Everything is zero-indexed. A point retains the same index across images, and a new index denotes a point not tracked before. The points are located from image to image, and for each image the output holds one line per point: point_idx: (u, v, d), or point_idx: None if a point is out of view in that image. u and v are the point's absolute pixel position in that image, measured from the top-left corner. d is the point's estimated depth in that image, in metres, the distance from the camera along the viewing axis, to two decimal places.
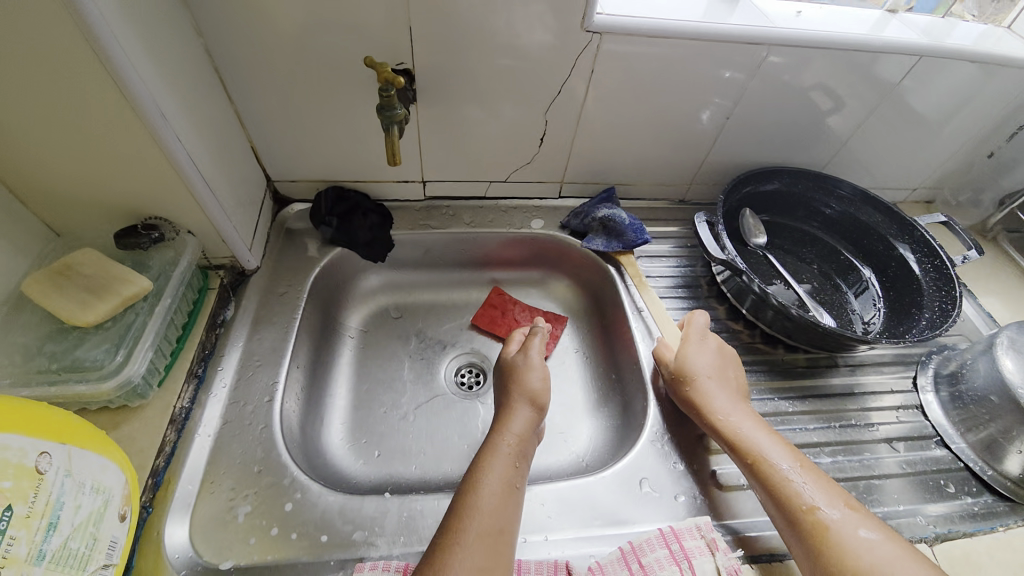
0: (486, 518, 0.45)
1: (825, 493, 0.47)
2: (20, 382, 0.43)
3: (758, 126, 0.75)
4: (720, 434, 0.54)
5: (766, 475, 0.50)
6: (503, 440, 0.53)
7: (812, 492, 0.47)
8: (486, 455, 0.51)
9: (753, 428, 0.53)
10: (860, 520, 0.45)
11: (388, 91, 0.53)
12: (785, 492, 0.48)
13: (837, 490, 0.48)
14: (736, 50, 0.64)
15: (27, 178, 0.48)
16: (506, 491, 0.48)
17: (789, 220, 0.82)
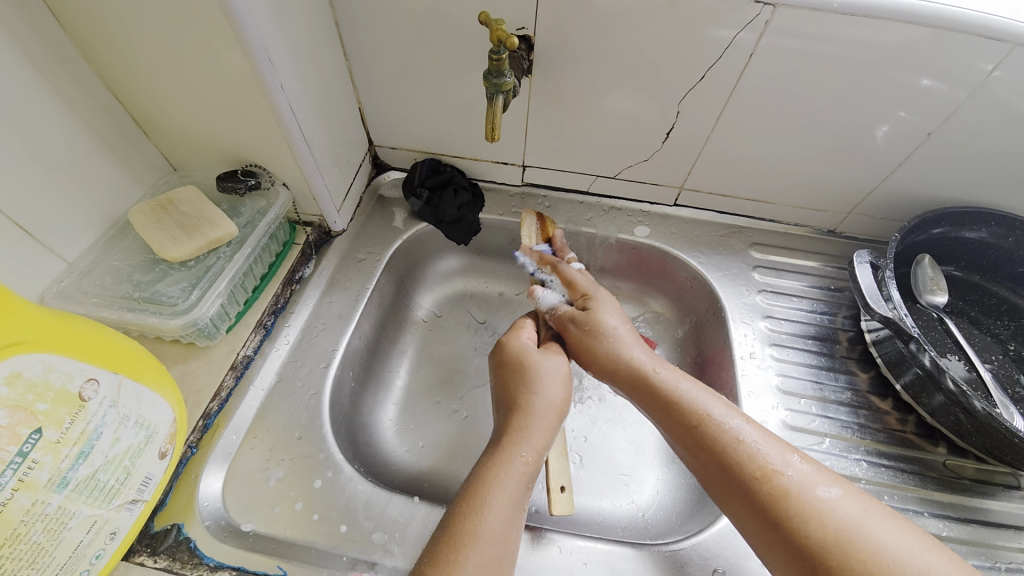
0: (489, 550, 0.35)
1: (831, 486, 0.37)
2: (104, 304, 0.44)
3: (968, 155, 0.56)
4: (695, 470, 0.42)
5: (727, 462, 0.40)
6: (521, 449, 0.41)
7: (823, 497, 0.36)
8: (496, 472, 0.39)
9: (697, 390, 0.45)
10: (900, 531, 0.34)
11: (499, 54, 0.45)
12: (817, 537, 0.34)
13: (851, 488, 0.37)
14: (965, 42, 0.47)
15: (151, 111, 0.50)
16: (511, 517, 0.37)
17: (985, 281, 0.62)
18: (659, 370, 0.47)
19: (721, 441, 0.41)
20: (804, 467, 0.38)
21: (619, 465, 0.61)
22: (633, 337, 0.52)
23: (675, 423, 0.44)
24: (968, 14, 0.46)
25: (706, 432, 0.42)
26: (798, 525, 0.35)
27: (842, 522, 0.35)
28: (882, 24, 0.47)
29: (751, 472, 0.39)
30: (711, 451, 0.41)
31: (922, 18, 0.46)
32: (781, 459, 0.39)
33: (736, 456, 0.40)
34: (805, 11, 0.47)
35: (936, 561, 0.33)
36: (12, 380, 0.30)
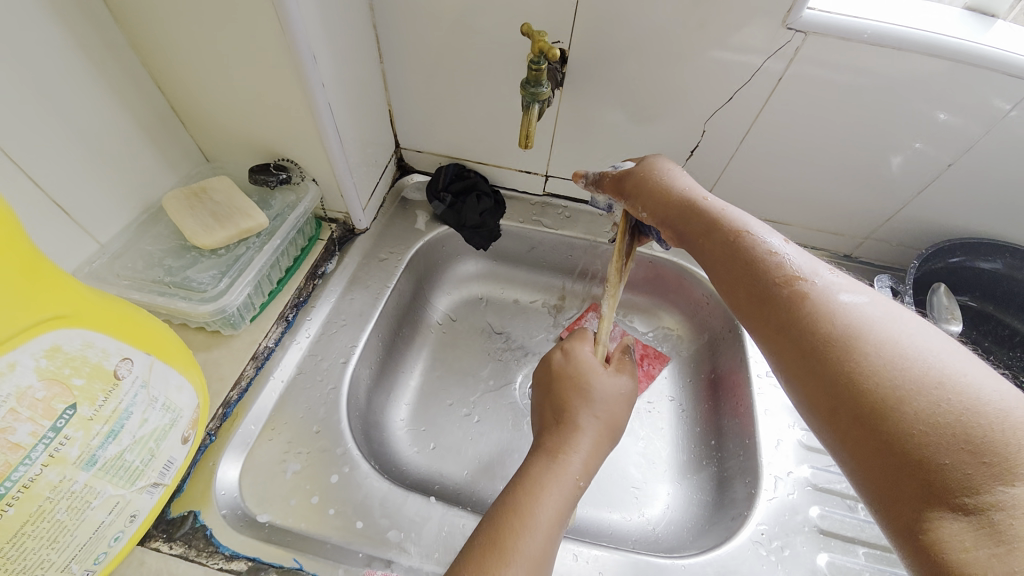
0: (533, 558, 0.36)
1: (870, 297, 0.33)
2: (136, 286, 0.45)
3: (987, 186, 0.57)
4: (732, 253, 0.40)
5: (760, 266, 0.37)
6: (570, 464, 0.43)
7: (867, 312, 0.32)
8: (550, 471, 0.42)
9: (733, 209, 0.44)
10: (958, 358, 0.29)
11: (539, 65, 0.47)
12: (857, 347, 0.30)
13: (889, 301, 0.33)
14: (988, 77, 0.48)
15: (191, 101, 0.51)
16: (559, 516, 0.40)
17: (1000, 312, 0.63)
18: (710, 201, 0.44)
19: (758, 266, 0.38)
20: (848, 286, 0.34)
21: (629, 477, 0.61)
22: (693, 184, 0.47)
23: (716, 242, 0.41)
24: (996, 49, 0.47)
25: (742, 253, 0.39)
26: (840, 338, 0.31)
27: (897, 350, 0.29)
28: (910, 56, 0.48)
29: (785, 292, 0.35)
30: (747, 271, 0.38)
31: (948, 52, 0.47)
32: (827, 286, 0.34)
33: (773, 273, 0.37)
34: (836, 39, 0.49)
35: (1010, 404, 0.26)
36: (52, 353, 0.29)
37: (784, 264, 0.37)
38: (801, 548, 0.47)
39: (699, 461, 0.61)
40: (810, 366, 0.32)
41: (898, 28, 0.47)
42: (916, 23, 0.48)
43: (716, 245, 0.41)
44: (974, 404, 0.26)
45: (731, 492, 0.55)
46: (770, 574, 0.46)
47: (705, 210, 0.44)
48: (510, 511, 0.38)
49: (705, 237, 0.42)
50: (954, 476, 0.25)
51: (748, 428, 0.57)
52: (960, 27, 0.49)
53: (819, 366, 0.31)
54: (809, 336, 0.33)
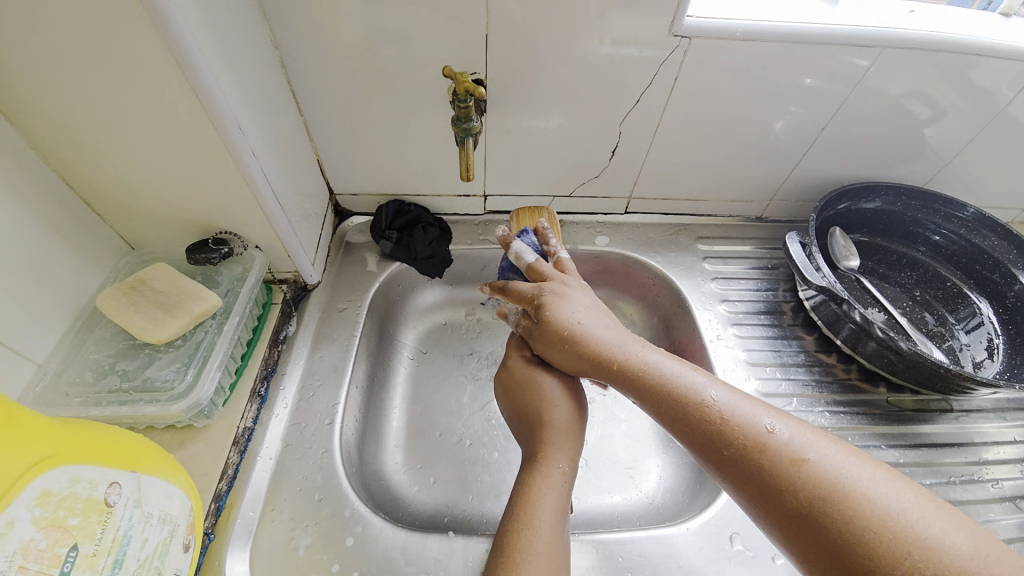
0: (547, 557, 0.39)
1: (831, 451, 0.36)
2: (92, 401, 0.43)
3: (853, 141, 0.68)
4: (698, 424, 0.40)
5: (719, 432, 0.39)
6: (555, 463, 0.46)
7: (833, 467, 0.35)
8: (534, 483, 0.44)
9: (663, 360, 0.46)
10: (870, 477, 0.34)
11: (467, 103, 0.51)
12: (845, 511, 0.33)
13: (823, 435, 0.37)
14: (837, 51, 0.58)
15: (108, 194, 0.49)
16: (557, 517, 0.42)
17: (885, 242, 0.75)
18: (625, 351, 0.47)
19: (690, 406, 0.41)
20: (769, 411, 0.39)
21: (621, 459, 0.65)
22: (597, 319, 0.52)
23: (656, 405, 0.43)
24: (839, 30, 0.56)
25: (674, 398, 0.42)
26: (778, 463, 0.36)
27: (829, 476, 0.34)
28: (774, 46, 0.56)
29: (725, 436, 0.39)
30: (683, 432, 0.41)
31: (806, 36, 0.56)
32: (757, 417, 0.39)
33: (703, 408, 0.41)
34: (715, 40, 0.56)
35: (914, 510, 0.32)
36: (43, 500, 0.29)
37: (706, 397, 0.41)
38: None
39: None
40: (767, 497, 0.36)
41: (764, 23, 0.55)
42: (775, 17, 0.56)
43: (644, 389, 0.44)
44: (900, 520, 0.32)
45: None
46: None
47: (648, 373, 0.45)
48: (512, 530, 0.40)
49: (643, 386, 0.44)
50: None
51: None
52: (814, 11, 0.58)
53: (767, 489, 0.36)
54: (757, 472, 0.37)
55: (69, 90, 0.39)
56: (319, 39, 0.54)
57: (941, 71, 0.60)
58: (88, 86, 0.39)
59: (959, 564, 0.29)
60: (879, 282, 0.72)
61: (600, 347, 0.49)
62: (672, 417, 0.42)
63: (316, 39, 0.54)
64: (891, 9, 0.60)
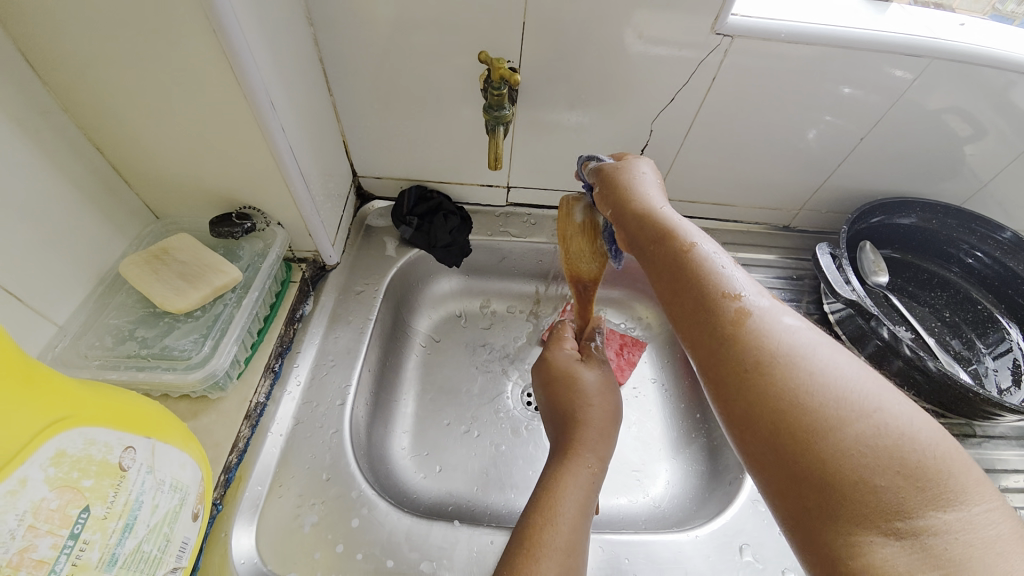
0: (564, 554, 0.37)
1: (813, 330, 0.31)
2: (110, 364, 0.43)
3: (891, 154, 0.66)
4: (671, 252, 0.37)
5: (691, 261, 0.36)
6: (585, 461, 0.45)
7: (806, 339, 0.30)
8: (561, 479, 0.43)
9: (674, 214, 0.41)
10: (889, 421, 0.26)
11: (501, 89, 0.51)
12: (792, 370, 0.29)
13: (808, 318, 0.32)
14: (883, 59, 0.55)
15: (137, 162, 0.49)
16: (581, 516, 0.41)
17: (916, 260, 0.73)
18: (670, 223, 0.39)
19: (690, 255, 0.36)
20: (781, 307, 0.33)
21: (629, 462, 0.64)
22: (654, 180, 0.45)
23: (654, 254, 0.38)
24: (888, 37, 0.54)
25: (675, 249, 0.37)
26: (761, 347, 0.30)
27: (825, 380, 0.28)
28: (819, 50, 0.54)
29: (715, 302, 0.33)
30: (675, 266, 0.36)
31: (854, 42, 0.54)
32: (761, 309, 0.32)
33: (705, 267, 0.35)
34: (757, 41, 0.54)
35: (933, 480, 0.24)
36: (58, 460, 0.29)
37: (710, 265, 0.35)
38: None
39: (688, 435, 0.66)
40: (735, 388, 0.30)
41: (809, 26, 0.53)
42: (822, 20, 0.54)
43: (657, 235, 0.39)
44: (859, 396, 0.27)
45: (723, 459, 0.60)
46: (772, 527, 0.51)
47: (642, 211, 0.41)
48: (536, 516, 0.40)
49: (637, 232, 0.41)
50: (851, 486, 0.25)
51: None
52: (861, 17, 0.56)
53: (741, 363, 0.30)
54: (736, 348, 0.31)
55: (105, 53, 0.39)
56: (354, 18, 0.53)
57: (991, 86, 0.58)
58: (124, 51, 0.39)
59: (908, 444, 0.25)
60: (906, 300, 0.70)
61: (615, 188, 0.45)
62: (653, 244, 0.39)
63: (350, 17, 0.53)
64: (942, 20, 0.58)
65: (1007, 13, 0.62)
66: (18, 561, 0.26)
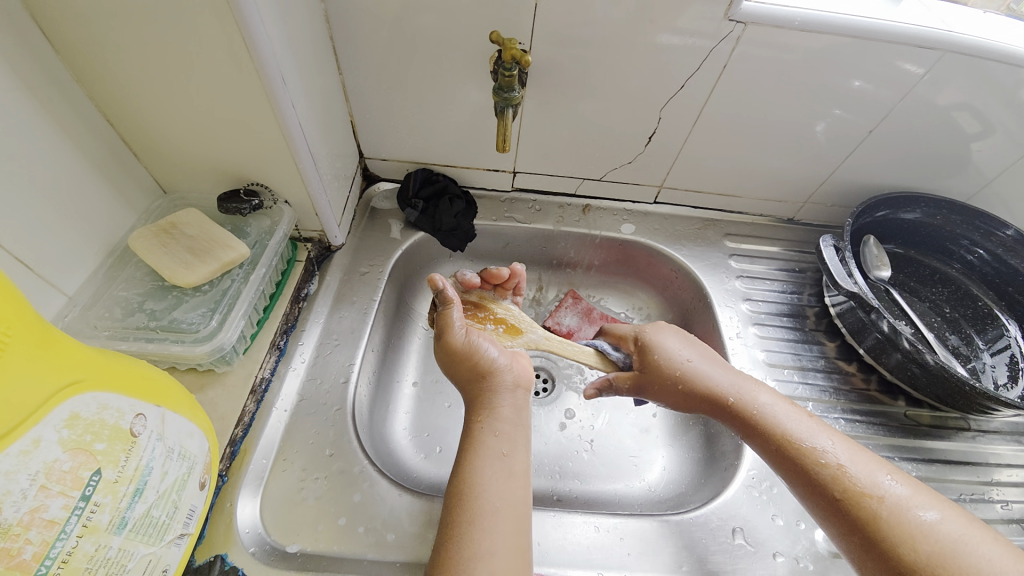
0: (491, 516, 0.42)
1: (948, 515, 0.40)
2: (119, 335, 0.44)
3: (900, 149, 0.66)
4: (803, 459, 0.45)
5: (825, 470, 0.44)
6: (491, 426, 0.48)
7: (943, 529, 0.39)
8: (472, 442, 0.47)
9: (777, 406, 0.49)
10: (939, 506, 0.41)
11: (511, 71, 0.51)
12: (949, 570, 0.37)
13: (937, 497, 0.42)
14: (898, 51, 0.55)
15: (146, 136, 0.49)
16: (504, 473, 0.45)
17: (918, 255, 0.73)
18: (738, 390, 0.51)
19: (791, 440, 0.46)
20: (906, 487, 0.42)
21: (627, 447, 0.65)
22: (706, 359, 0.54)
23: (765, 445, 0.48)
24: (903, 29, 0.54)
25: (789, 438, 0.47)
26: (884, 523, 0.40)
27: (933, 540, 0.39)
28: (833, 40, 0.54)
29: (841, 490, 0.43)
30: (793, 458, 0.46)
31: (868, 32, 0.53)
32: (870, 480, 0.43)
33: (797, 439, 0.46)
34: (770, 29, 0.54)
35: (980, 542, 0.39)
36: (72, 423, 0.29)
37: (810, 440, 0.46)
38: None
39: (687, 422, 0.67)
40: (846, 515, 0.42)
41: (823, 14, 0.53)
42: (837, 9, 0.53)
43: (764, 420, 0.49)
44: None
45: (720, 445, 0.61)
46: (765, 512, 0.52)
47: (766, 419, 0.48)
48: (455, 501, 0.43)
49: (761, 429, 0.48)
50: None
51: None
52: (876, 8, 0.55)
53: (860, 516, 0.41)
54: (859, 522, 0.41)
55: (118, 25, 0.39)
56: None
57: (1004, 82, 0.57)
58: (136, 23, 0.39)
59: None
60: (907, 295, 0.71)
61: (717, 388, 0.52)
62: (783, 452, 0.46)
63: None
64: (959, 14, 0.58)
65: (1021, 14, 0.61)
66: (29, 520, 0.27)
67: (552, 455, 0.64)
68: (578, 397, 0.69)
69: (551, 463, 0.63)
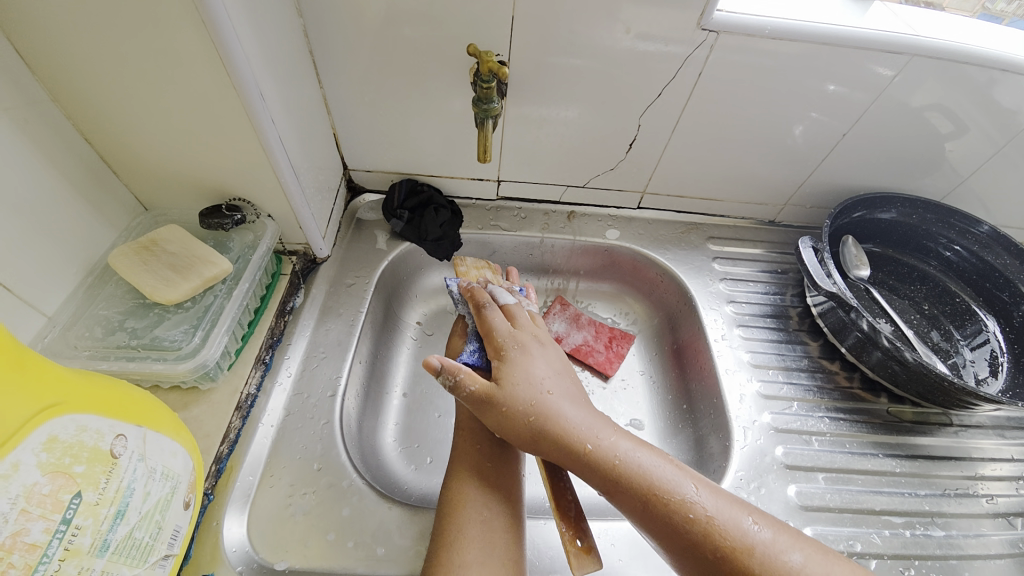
0: (479, 522, 0.45)
1: (770, 526, 0.41)
2: (100, 355, 0.44)
3: (873, 151, 0.68)
4: (596, 469, 0.44)
5: (620, 474, 0.43)
6: (475, 439, 0.51)
7: (771, 542, 0.40)
8: (459, 456, 0.50)
9: (578, 412, 0.47)
10: (798, 545, 0.41)
11: (489, 83, 0.52)
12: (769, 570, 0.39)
13: (761, 512, 0.42)
14: (867, 56, 0.57)
15: (125, 154, 0.49)
16: (489, 481, 0.48)
17: (897, 254, 0.75)
18: (538, 399, 0.47)
19: (647, 481, 0.42)
20: (730, 502, 0.42)
21: None
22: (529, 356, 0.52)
23: (628, 500, 0.42)
24: (870, 36, 0.55)
25: (634, 480, 0.43)
26: (724, 549, 0.40)
27: (752, 545, 0.40)
28: (804, 47, 0.56)
29: (659, 504, 0.42)
30: (620, 483, 0.43)
31: (836, 39, 0.55)
32: (682, 486, 0.42)
33: (642, 471, 0.43)
34: (742, 37, 0.55)
35: (790, 544, 0.40)
36: (50, 446, 0.29)
37: (652, 469, 0.43)
38: (774, 485, 0.55)
39: (676, 425, 0.67)
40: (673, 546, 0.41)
41: (793, 22, 0.54)
42: (806, 17, 0.55)
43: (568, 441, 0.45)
44: None
45: (709, 447, 0.62)
46: None
47: (568, 434, 0.45)
48: (446, 507, 0.46)
49: (547, 440, 0.45)
50: None
51: (715, 390, 0.63)
52: (845, 15, 0.57)
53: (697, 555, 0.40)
54: (704, 553, 0.40)
55: (94, 46, 0.39)
56: (342, 9, 0.53)
57: (969, 84, 0.59)
58: (112, 42, 0.39)
59: None
60: (887, 293, 0.72)
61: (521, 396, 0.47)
62: (580, 459, 0.44)
63: (339, 9, 0.53)
64: (925, 19, 0.59)
65: (995, 12, 0.64)
66: (11, 544, 0.27)
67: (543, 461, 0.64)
68: None
69: None
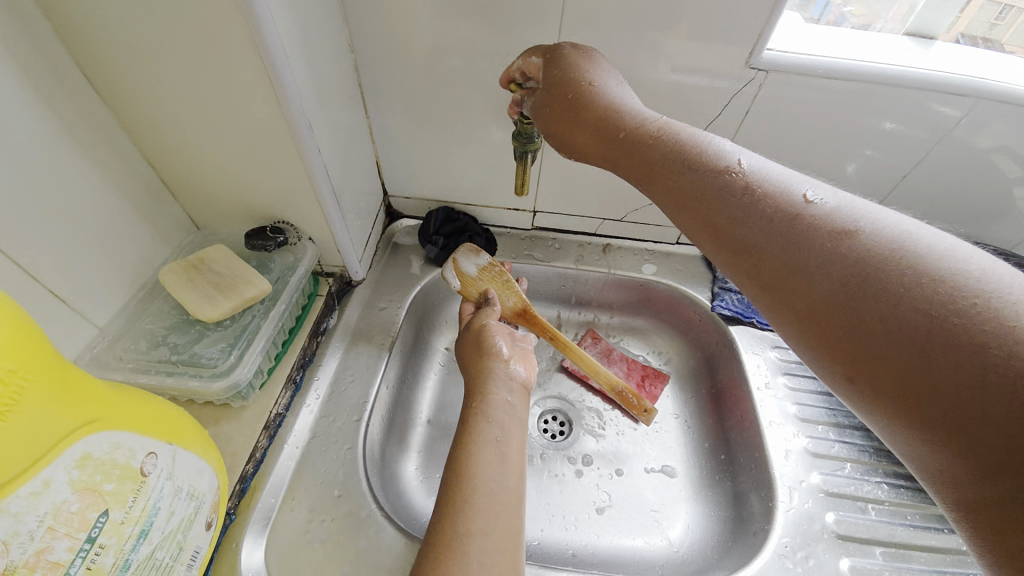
0: (485, 497, 0.39)
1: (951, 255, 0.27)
2: (141, 368, 0.45)
3: (936, 193, 0.63)
4: (720, 192, 0.36)
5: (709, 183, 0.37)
6: (485, 413, 0.46)
7: (963, 281, 0.26)
8: (462, 424, 0.45)
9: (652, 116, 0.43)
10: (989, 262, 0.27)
11: (533, 119, 0.51)
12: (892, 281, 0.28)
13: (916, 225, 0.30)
14: (932, 94, 0.53)
15: (182, 177, 0.52)
16: (494, 453, 0.42)
17: None
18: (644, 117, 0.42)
19: (790, 213, 0.33)
20: (834, 209, 0.32)
21: (647, 501, 0.62)
22: None
23: (743, 232, 0.34)
24: (931, 74, 0.52)
25: (779, 219, 0.33)
26: (836, 262, 0.30)
27: (878, 250, 0.29)
28: (861, 84, 0.53)
29: (787, 218, 0.32)
30: (750, 228, 0.34)
31: (895, 78, 0.52)
32: (787, 192, 0.34)
33: (784, 206, 0.33)
34: (794, 75, 0.53)
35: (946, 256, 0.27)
36: (83, 462, 0.30)
37: (791, 197, 0.33)
38: (824, 556, 0.50)
39: (712, 477, 0.63)
40: (823, 324, 0.30)
41: (848, 61, 0.52)
42: (862, 55, 0.53)
43: (660, 160, 0.40)
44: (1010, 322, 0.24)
45: (748, 506, 0.57)
46: None
47: (649, 141, 0.40)
48: (453, 486, 0.40)
49: (643, 150, 0.41)
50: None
51: (757, 443, 0.59)
52: (903, 53, 0.54)
53: (860, 334, 0.28)
54: (842, 295, 0.29)
55: (162, 78, 0.42)
56: (392, 44, 0.55)
57: None
58: (178, 75, 0.42)
59: None
60: None
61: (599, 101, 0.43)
62: (673, 182, 0.39)
63: (389, 43, 0.55)
64: (989, 59, 0.56)
65: None
66: (35, 562, 0.27)
67: (567, 504, 0.61)
68: (595, 442, 0.67)
69: (568, 513, 0.60)
